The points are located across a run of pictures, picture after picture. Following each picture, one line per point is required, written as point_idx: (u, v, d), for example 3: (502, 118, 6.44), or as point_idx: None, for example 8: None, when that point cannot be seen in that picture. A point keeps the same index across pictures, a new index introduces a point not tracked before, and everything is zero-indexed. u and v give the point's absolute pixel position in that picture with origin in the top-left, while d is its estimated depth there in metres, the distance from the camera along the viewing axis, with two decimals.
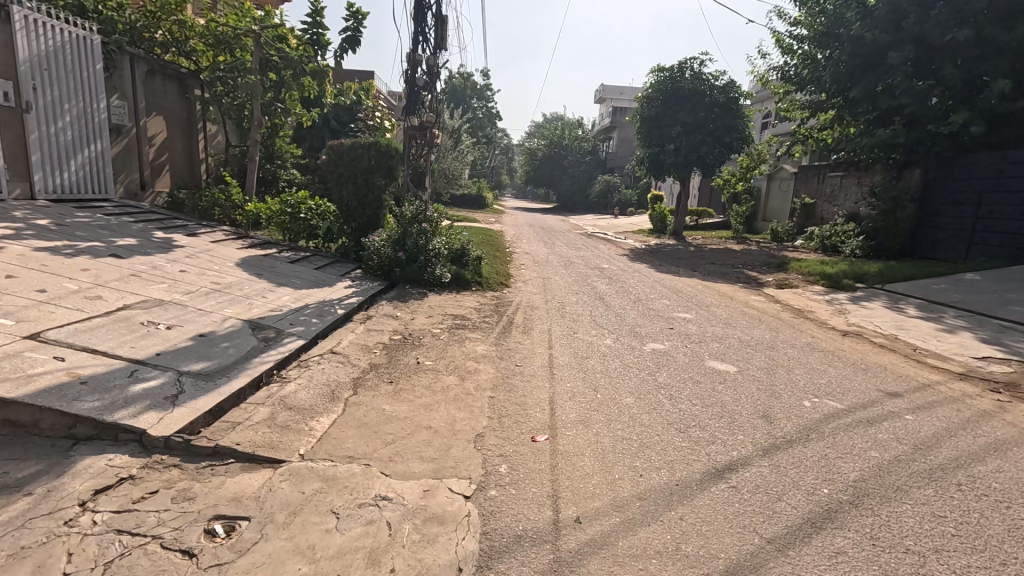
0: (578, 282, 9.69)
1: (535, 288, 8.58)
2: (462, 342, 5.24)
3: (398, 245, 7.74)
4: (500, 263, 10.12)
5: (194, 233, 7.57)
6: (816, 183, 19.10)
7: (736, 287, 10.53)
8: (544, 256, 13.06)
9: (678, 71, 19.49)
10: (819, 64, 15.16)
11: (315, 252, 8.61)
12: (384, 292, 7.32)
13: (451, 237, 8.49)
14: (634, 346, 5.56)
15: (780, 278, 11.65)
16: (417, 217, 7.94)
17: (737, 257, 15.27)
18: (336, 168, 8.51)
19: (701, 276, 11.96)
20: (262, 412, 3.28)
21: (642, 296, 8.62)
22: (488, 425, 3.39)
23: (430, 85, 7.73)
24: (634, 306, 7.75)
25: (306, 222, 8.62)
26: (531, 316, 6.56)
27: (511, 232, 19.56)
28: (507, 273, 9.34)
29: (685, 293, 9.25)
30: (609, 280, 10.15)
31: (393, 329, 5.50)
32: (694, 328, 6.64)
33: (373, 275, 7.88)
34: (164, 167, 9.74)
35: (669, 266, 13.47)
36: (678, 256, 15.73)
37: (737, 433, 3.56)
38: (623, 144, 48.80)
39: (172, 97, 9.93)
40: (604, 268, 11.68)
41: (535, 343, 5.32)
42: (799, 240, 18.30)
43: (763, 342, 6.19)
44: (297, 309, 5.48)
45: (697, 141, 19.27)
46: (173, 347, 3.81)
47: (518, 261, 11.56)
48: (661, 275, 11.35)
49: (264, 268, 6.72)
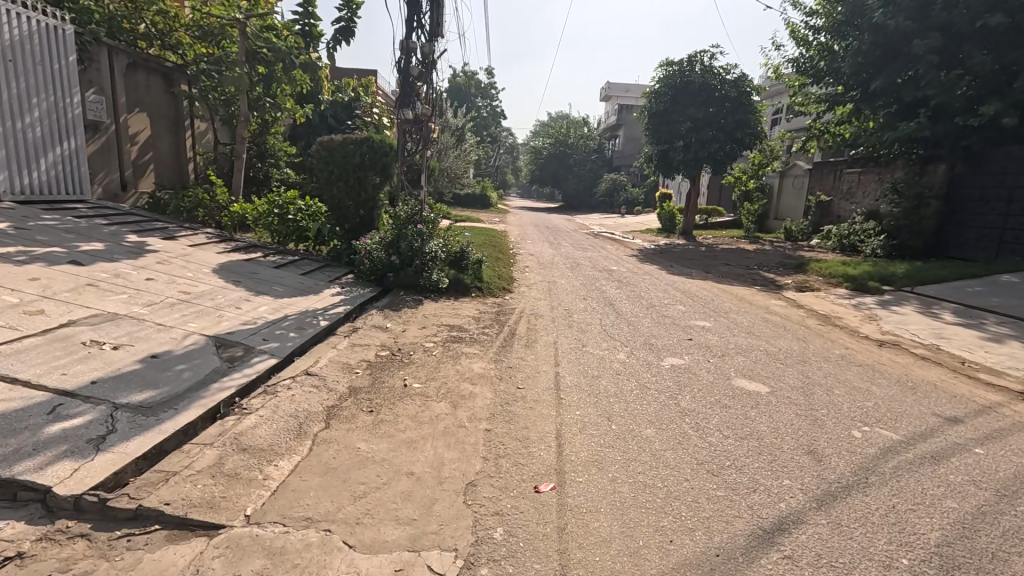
0: (587, 286, 9.10)
1: (540, 293, 8.00)
2: (458, 358, 4.67)
3: (393, 249, 7.17)
4: (502, 266, 9.56)
5: (173, 236, 7.05)
6: (832, 180, 18.38)
7: (753, 290, 9.89)
8: (549, 258, 12.46)
9: (687, 65, 18.82)
10: (837, 55, 14.46)
11: (304, 255, 8.06)
12: (376, 299, 6.76)
13: (450, 239, 7.94)
14: (650, 362, 4.96)
15: (800, 280, 11.00)
16: (413, 218, 7.36)
17: (751, 257, 14.61)
18: (327, 165, 7.95)
19: (716, 278, 11.32)
20: (208, 456, 2.71)
21: (654, 301, 8.03)
22: (482, 471, 2.81)
23: (426, 75, 7.16)
24: (647, 313, 7.15)
25: (296, 223, 8.09)
26: (535, 326, 5.98)
27: (515, 233, 18.96)
28: (510, 277, 8.77)
29: (700, 298, 8.64)
30: (619, 283, 9.55)
31: (382, 343, 4.94)
32: (714, 339, 6.03)
33: (366, 281, 7.31)
34: (148, 167, 9.24)
35: (680, 267, 12.85)
36: (688, 257, 15.08)
37: (783, 478, 2.97)
38: (629, 142, 48.10)
39: (156, 93, 9.41)
40: (613, 271, 11.07)
41: (540, 360, 4.73)
42: (815, 239, 17.59)
43: (792, 356, 5.58)
44: (275, 322, 4.92)
45: (708, 137, 18.60)
46: (114, 373, 3.25)
47: (522, 264, 10.98)
48: (673, 277, 10.73)
49: (245, 274, 6.17)
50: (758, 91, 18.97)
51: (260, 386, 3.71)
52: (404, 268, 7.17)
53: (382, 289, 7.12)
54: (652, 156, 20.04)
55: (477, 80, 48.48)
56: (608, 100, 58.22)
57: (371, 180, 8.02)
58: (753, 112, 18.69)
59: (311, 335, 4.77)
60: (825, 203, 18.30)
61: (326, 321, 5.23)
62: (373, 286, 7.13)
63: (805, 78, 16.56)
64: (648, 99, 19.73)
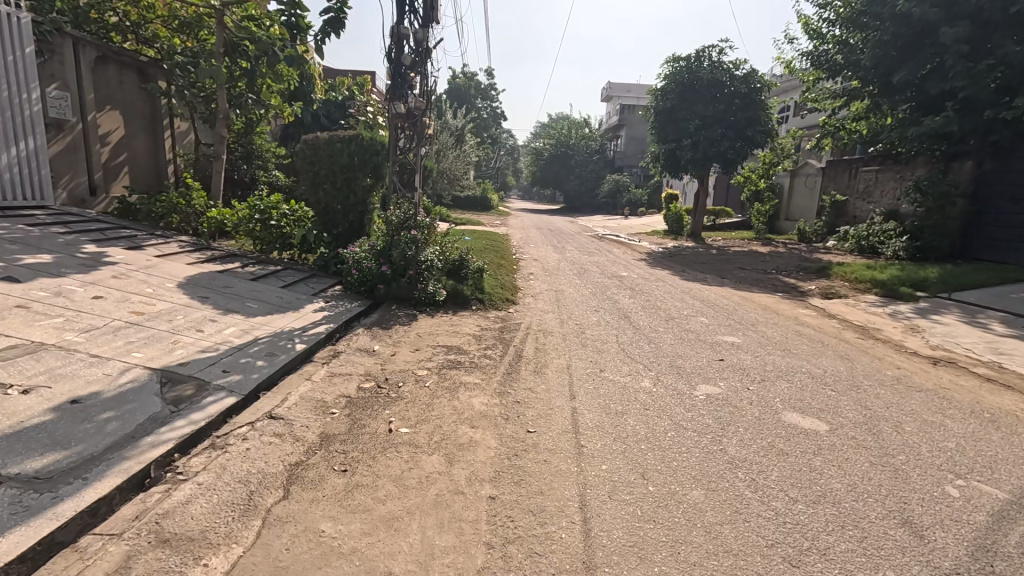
0: (598, 295, 8.37)
1: (548, 305, 7.28)
2: (456, 390, 3.95)
3: (384, 257, 6.44)
4: (505, 274, 8.85)
5: (139, 246, 6.35)
6: (847, 179, 17.65)
7: (776, 298, 9.16)
8: (555, 263, 11.74)
9: (695, 60, 18.11)
10: (856, 47, 13.74)
11: (288, 264, 7.35)
12: (365, 314, 6.04)
13: (448, 245, 7.23)
14: (682, 391, 4.24)
15: (824, 286, 10.26)
16: (406, 223, 6.63)
17: (766, 261, 13.87)
18: (312, 166, 7.24)
19: (733, 284, 10.59)
20: (112, 557, 1.99)
21: (673, 312, 7.30)
22: (487, 569, 2.10)
23: (420, 64, 6.45)
24: (668, 327, 6.42)
25: (279, 230, 7.38)
26: (545, 346, 5.26)
27: (518, 236, 18.23)
28: (513, 286, 8.06)
29: (722, 308, 7.90)
30: (632, 291, 8.83)
31: (367, 372, 4.21)
32: (748, 359, 5.31)
33: (354, 293, 6.58)
34: (122, 170, 8.56)
35: (692, 272, 12.12)
36: (700, 261, 14.34)
37: (885, 569, 2.24)
38: (631, 142, 47.43)
39: (130, 90, 8.74)
40: (623, 277, 10.35)
41: (553, 391, 4.01)
42: (831, 240, 16.85)
43: (841, 379, 4.86)
44: (241, 348, 4.19)
45: (717, 134, 17.88)
46: (12, 431, 2.53)
47: (526, 270, 10.26)
48: (687, 284, 10.00)
49: (215, 288, 5.45)
50: (770, 87, 18.21)
51: (206, 438, 2.96)
52: (397, 279, 6.45)
53: (372, 302, 6.40)
54: (659, 155, 19.31)
55: (476, 81, 47.77)
56: (608, 100, 57.49)
57: (361, 182, 7.31)
58: (764, 109, 17.95)
59: (283, 363, 4.03)
60: (840, 203, 17.57)
61: (303, 345, 4.51)
62: (363, 299, 6.42)
63: (821, 73, 15.80)
64: (654, 96, 19.00)
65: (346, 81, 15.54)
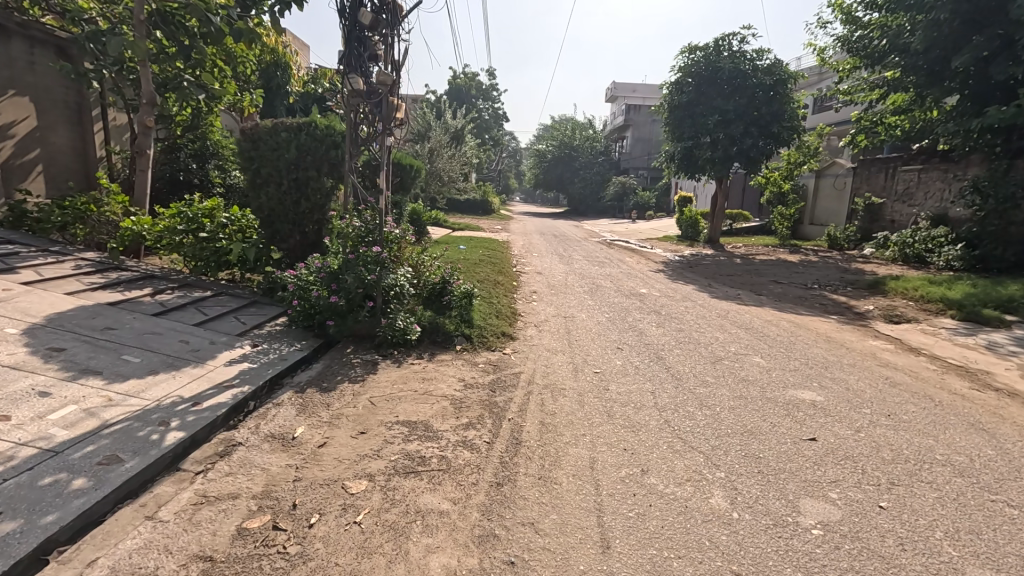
0: (618, 322, 6.73)
1: (556, 340, 5.64)
2: (406, 535, 2.31)
3: (335, 284, 4.73)
4: (499, 295, 7.25)
5: (11, 268, 4.77)
6: (883, 179, 15.99)
7: (833, 324, 7.50)
8: (562, 277, 10.13)
9: (714, 50, 16.51)
10: (901, 30, 12.11)
11: (224, 289, 5.74)
12: (308, 364, 4.42)
13: (426, 263, 5.61)
14: (781, 522, 2.57)
15: (884, 305, 8.61)
16: (366, 236, 4.99)
17: (802, 272, 12.22)
18: (250, 161, 5.56)
19: (774, 303, 8.94)
20: None
21: (719, 351, 5.65)
22: None
23: (383, 24, 4.82)
24: (720, 377, 4.74)
25: (213, 244, 5.81)
26: (554, 419, 3.61)
27: (519, 244, 16.62)
28: (510, 312, 6.45)
29: (776, 342, 6.24)
30: (660, 317, 7.16)
31: (263, 490, 2.57)
32: (850, 435, 3.65)
33: (299, 331, 4.96)
34: (33, 169, 7.04)
35: (721, 287, 10.47)
36: (725, 272, 12.70)
37: None
38: (637, 143, 45.91)
39: (46, 72, 7.21)
40: (644, 296, 8.73)
41: (572, 532, 2.37)
42: (868, 247, 15.17)
43: (1005, 476, 3.20)
44: (60, 450, 2.57)
45: (739, 130, 16.24)
46: None
47: (528, 288, 8.65)
48: (722, 306, 8.34)
49: (86, 334, 3.86)
50: (797, 79, 16.55)
51: None
52: (354, 313, 4.78)
53: (319, 345, 4.73)
54: (674, 154, 17.72)
55: (477, 81, 46.32)
56: (612, 101, 56.06)
57: (315, 183, 5.69)
58: (790, 103, 16.31)
59: (119, 482, 2.40)
60: (877, 206, 15.98)
61: (177, 436, 2.87)
62: (308, 340, 4.78)
63: (859, 61, 14.14)
64: (668, 90, 17.44)
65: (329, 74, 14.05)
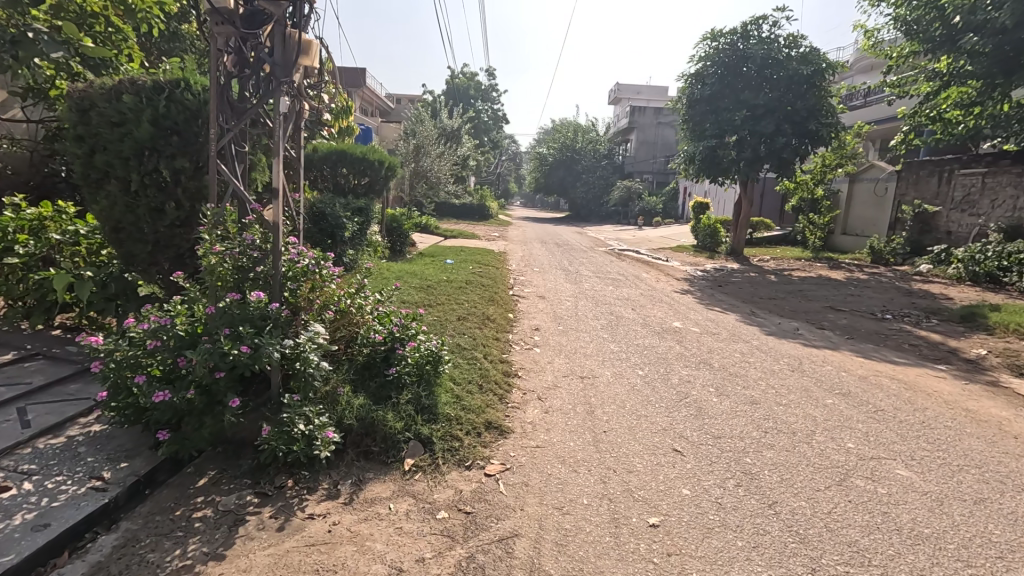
0: (661, 388, 4.59)
1: (574, 435, 3.53)
2: None
3: (179, 363, 2.61)
4: (486, 341, 5.13)
5: None
6: (935, 184, 13.98)
7: (953, 383, 5.38)
8: (571, 304, 8.04)
9: (742, 36, 14.59)
10: (977, 5, 10.08)
11: (44, 348, 3.64)
12: (107, 525, 2.29)
13: (365, 310, 3.51)
14: None
15: (999, 349, 6.52)
16: (244, 271, 2.87)
17: (857, 295, 10.17)
18: (79, 143, 3.39)
19: (849, 344, 6.85)
20: None
21: (833, 452, 3.54)
22: None
23: None
24: (873, 533, 2.63)
25: (32, 278, 3.71)
26: None
27: (517, 255, 14.54)
28: (500, 374, 4.35)
29: (904, 425, 4.12)
30: (716, 376, 5.04)
31: None
32: None
33: (126, 439, 2.82)
34: None
35: (769, 316, 8.39)
36: (763, 293, 10.63)
37: None
38: (642, 147, 43.98)
39: None
40: (681, 335, 6.63)
41: None
42: (922, 262, 13.11)
43: None
44: None
45: (771, 127, 14.22)
46: None
47: (528, 323, 6.56)
48: (787, 351, 6.22)
49: None
50: (837, 69, 14.48)
51: None
52: (216, 412, 2.66)
53: (155, 467, 2.60)
54: (694, 155, 15.59)
55: (476, 81, 44.40)
56: (616, 104, 54.13)
57: (190, 181, 3.56)
58: (830, 97, 14.24)
59: None
60: (929, 214, 13.94)
61: None
62: (133, 460, 2.63)
63: (918, 45, 12.11)
64: (687, 82, 15.48)
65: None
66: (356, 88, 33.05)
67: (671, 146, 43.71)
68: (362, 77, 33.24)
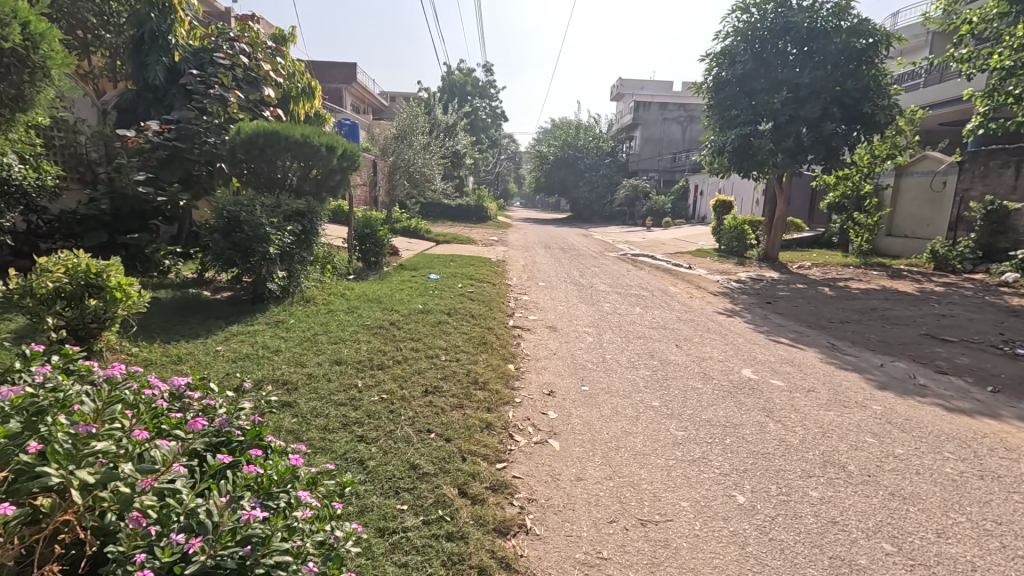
0: (797, 551, 2.41)
1: None
2: None
3: None
4: (465, 444, 2.94)
5: None
6: (1013, 175, 11.80)
7: None
8: (593, 339, 5.88)
9: (778, 5, 12.48)
10: None
11: None
12: None
13: (130, 490, 1.42)
14: None
15: None
16: None
17: (951, 316, 7.98)
18: None
19: (1007, 406, 4.66)
20: None
21: None
22: None
23: None
24: None
25: None
26: None
27: (517, 263, 12.39)
28: (487, 542, 2.20)
29: None
30: (870, 503, 2.87)
31: None
32: None
33: None
34: None
35: (860, 353, 6.21)
36: (829, 313, 8.45)
37: None
38: (646, 144, 41.86)
39: None
40: (765, 397, 4.46)
41: None
42: (1006, 269, 10.95)
43: None
44: None
45: (817, 110, 12.02)
46: None
47: (536, 380, 4.40)
48: (936, 427, 4.04)
49: None
50: (892, 43, 12.33)
51: None
52: None
53: None
54: (722, 146, 13.43)
55: (473, 77, 42.17)
56: (619, 100, 52.04)
57: None
58: (887, 75, 12.08)
59: None
60: (1005, 211, 11.78)
61: None
62: None
63: (1009, 5, 9.98)
64: (714, 61, 13.37)
65: (314, 82, 9.58)
66: (345, 84, 30.96)
67: (678, 141, 41.48)
68: (351, 71, 31.11)
